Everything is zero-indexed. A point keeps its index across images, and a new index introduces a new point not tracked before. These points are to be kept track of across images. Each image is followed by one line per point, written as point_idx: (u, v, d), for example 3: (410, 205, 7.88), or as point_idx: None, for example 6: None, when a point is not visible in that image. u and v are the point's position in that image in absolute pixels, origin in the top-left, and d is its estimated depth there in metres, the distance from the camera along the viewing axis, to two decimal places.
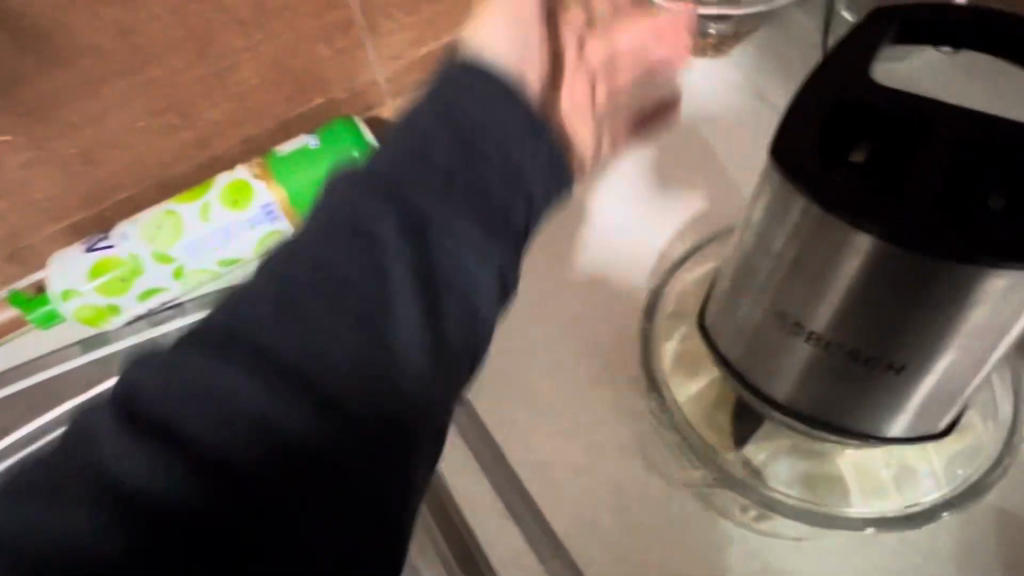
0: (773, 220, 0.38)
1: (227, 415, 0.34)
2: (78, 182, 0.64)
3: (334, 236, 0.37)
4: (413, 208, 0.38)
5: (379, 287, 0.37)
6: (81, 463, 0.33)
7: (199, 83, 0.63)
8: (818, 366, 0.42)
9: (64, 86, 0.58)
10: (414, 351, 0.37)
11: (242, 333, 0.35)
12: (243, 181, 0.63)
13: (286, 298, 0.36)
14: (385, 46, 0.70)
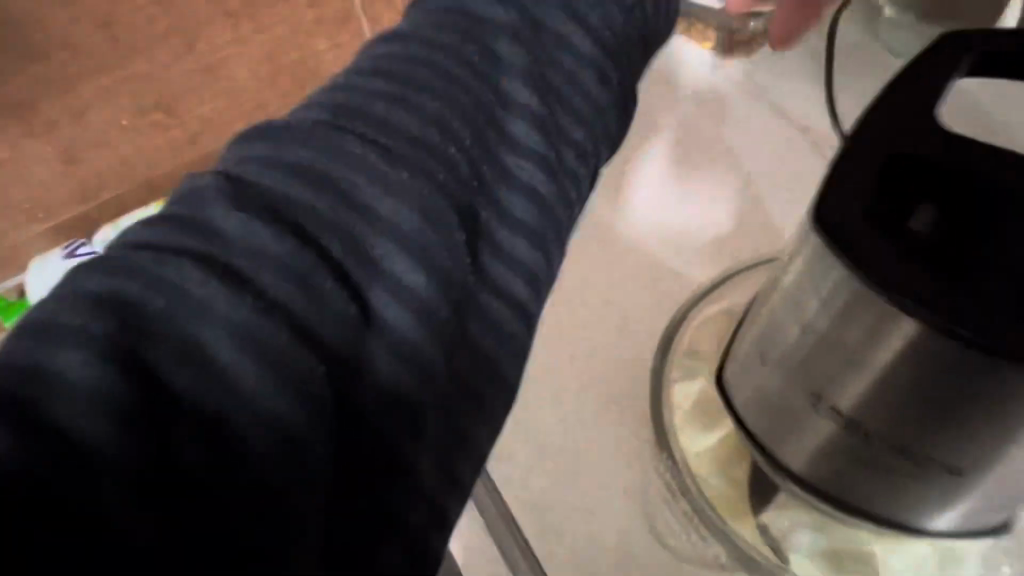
0: (807, 273, 0.29)
1: (227, 354, 0.19)
2: (60, 182, 0.61)
3: (302, 169, 0.22)
4: (466, 105, 0.25)
5: (445, 197, 0.23)
6: (38, 368, 0.18)
7: (186, 80, 0.59)
8: (837, 455, 0.33)
9: (39, 84, 0.53)
10: (483, 301, 0.23)
11: (216, 234, 0.21)
12: None
13: (269, 215, 0.21)
14: None
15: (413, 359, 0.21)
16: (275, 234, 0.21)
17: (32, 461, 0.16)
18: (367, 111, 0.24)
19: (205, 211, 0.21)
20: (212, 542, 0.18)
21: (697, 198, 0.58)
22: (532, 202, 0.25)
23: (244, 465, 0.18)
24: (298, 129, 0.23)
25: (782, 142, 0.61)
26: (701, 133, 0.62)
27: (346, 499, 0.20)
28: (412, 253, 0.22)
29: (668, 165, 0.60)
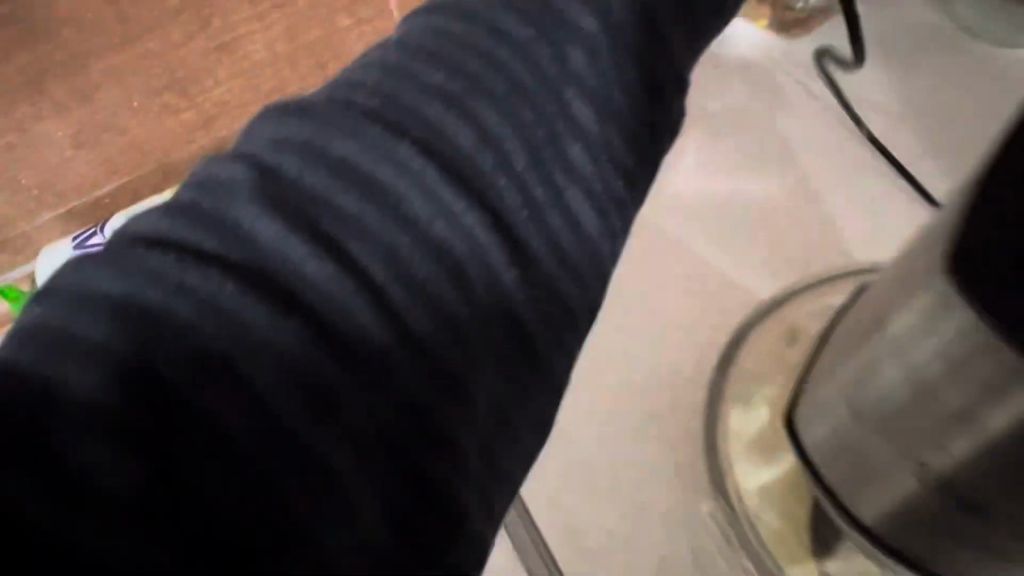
0: (908, 339, 0.29)
1: (278, 327, 0.24)
2: (65, 171, 0.56)
3: (343, 170, 0.27)
4: (522, 121, 0.30)
5: (481, 214, 0.28)
6: (81, 353, 0.23)
7: (202, 56, 0.56)
8: (919, 516, 0.33)
9: None
10: (510, 281, 0.29)
11: (250, 237, 0.25)
12: None
13: (301, 227, 0.26)
14: None
15: (435, 314, 0.27)
16: (319, 229, 0.26)
17: (84, 454, 0.21)
18: (417, 114, 0.29)
19: (232, 206, 0.26)
20: (209, 545, 0.21)
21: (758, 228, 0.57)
22: (585, 214, 0.31)
23: (298, 418, 0.23)
24: (346, 124, 0.28)
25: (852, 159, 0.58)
26: (754, 141, 0.60)
27: (368, 458, 0.24)
28: (432, 258, 0.27)
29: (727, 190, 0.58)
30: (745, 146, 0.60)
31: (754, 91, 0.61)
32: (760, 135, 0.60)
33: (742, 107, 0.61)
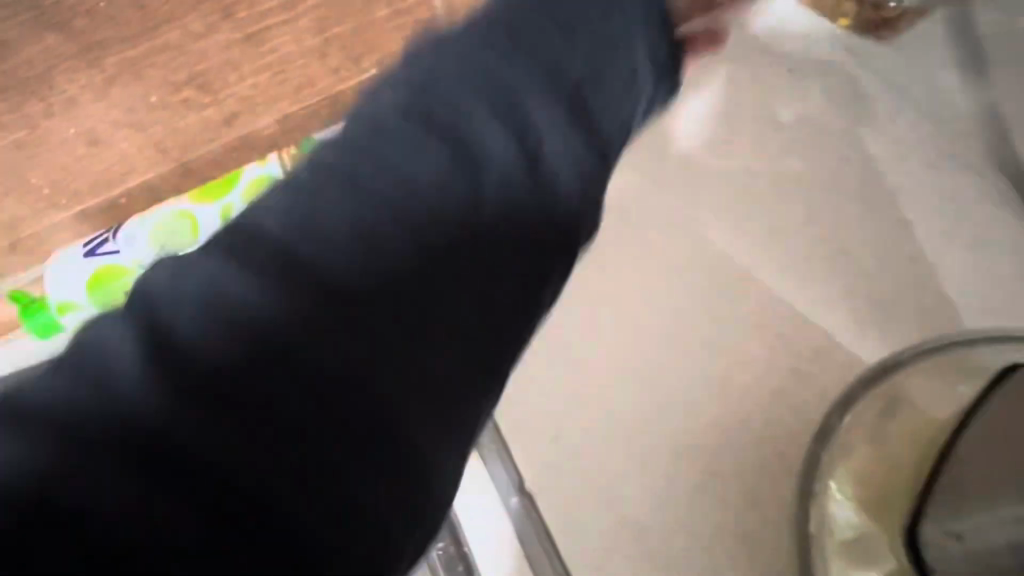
0: None
1: (254, 294, 0.22)
2: (77, 171, 0.52)
3: (268, 256, 0.23)
4: (463, 170, 0.25)
5: (409, 296, 0.23)
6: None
7: (224, 44, 0.51)
8: None
9: None
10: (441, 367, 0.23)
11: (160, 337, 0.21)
12: (272, 177, 0.52)
13: (216, 320, 0.22)
14: None
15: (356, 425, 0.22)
16: (241, 325, 0.22)
17: None
18: (356, 184, 0.24)
19: (156, 303, 0.22)
20: None
21: (852, 265, 0.51)
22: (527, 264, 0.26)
23: (237, 476, 0.20)
24: (280, 202, 0.24)
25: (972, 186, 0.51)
26: (835, 157, 0.54)
27: None
28: (350, 349, 0.22)
29: (814, 220, 0.53)
30: (824, 162, 0.54)
31: (836, 100, 0.55)
32: (843, 149, 0.54)
33: (817, 117, 0.55)
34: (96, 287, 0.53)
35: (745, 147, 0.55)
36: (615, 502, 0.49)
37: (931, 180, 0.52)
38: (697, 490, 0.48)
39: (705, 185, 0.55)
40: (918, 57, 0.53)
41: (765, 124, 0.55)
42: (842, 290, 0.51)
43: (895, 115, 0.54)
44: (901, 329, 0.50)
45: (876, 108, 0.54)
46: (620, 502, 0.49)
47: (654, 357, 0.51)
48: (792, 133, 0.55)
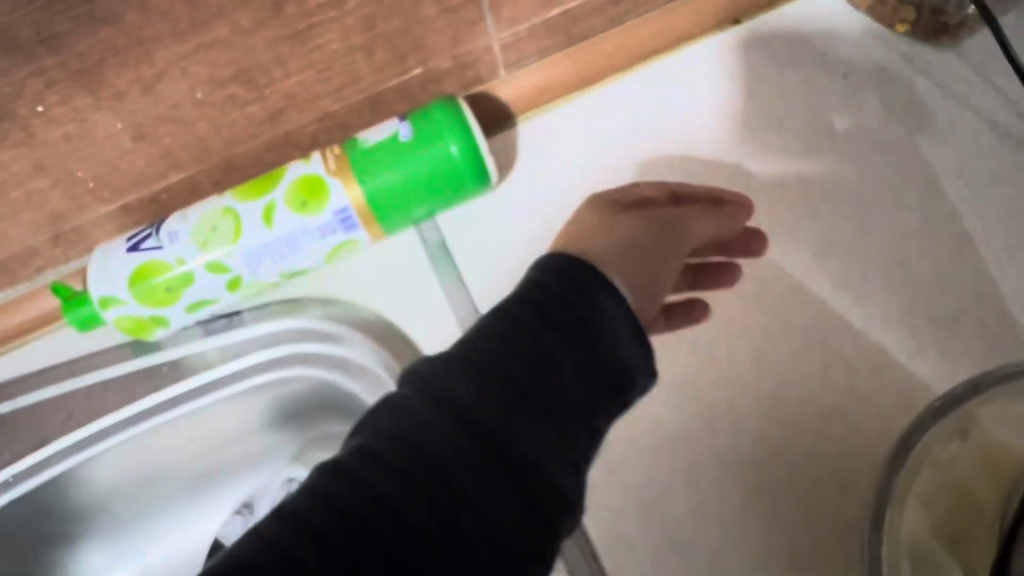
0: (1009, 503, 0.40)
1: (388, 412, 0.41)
2: (127, 164, 0.54)
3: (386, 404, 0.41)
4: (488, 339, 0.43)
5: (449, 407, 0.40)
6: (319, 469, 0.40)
7: (274, 42, 0.49)
8: None
9: (103, 49, 0.46)
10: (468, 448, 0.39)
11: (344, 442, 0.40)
12: (315, 177, 0.52)
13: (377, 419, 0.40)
14: (506, 8, 0.53)
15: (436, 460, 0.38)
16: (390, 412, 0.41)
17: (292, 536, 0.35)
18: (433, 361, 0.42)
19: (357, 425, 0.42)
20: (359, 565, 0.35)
21: (907, 279, 0.50)
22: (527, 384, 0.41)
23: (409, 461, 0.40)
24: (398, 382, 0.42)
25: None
26: (890, 166, 0.53)
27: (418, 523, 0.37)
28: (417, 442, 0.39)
29: (863, 231, 0.52)
30: (880, 172, 0.53)
31: (894, 110, 0.54)
32: (902, 158, 0.53)
33: (875, 129, 0.54)
34: (138, 282, 0.52)
35: (797, 152, 0.55)
36: (654, 515, 0.48)
37: (1001, 201, 0.50)
38: (742, 509, 0.47)
39: (753, 193, 0.55)
40: (969, 67, 0.54)
41: (819, 132, 0.55)
42: (904, 307, 0.49)
43: (945, 127, 0.53)
44: (986, 361, 0.47)
45: (925, 120, 0.54)
46: (656, 514, 0.48)
47: (695, 366, 0.51)
48: (836, 143, 0.54)
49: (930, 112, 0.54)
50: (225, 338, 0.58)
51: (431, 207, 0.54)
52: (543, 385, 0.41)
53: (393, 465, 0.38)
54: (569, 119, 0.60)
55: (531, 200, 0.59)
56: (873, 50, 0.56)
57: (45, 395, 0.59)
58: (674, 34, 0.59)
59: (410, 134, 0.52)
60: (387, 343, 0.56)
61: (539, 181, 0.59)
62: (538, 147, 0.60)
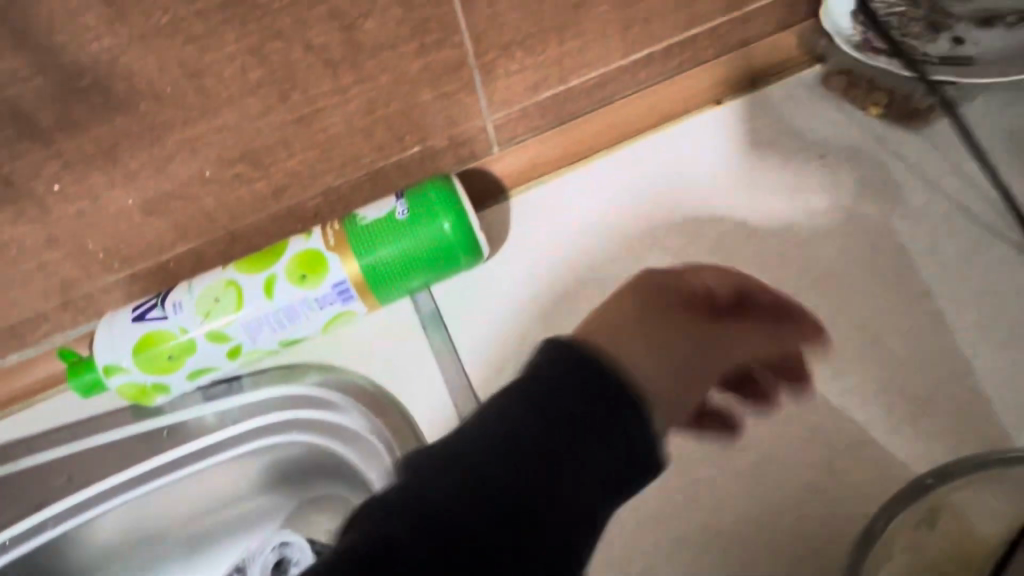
0: None
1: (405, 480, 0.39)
2: (135, 237, 0.57)
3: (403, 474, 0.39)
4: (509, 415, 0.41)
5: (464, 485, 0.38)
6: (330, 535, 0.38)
7: (281, 125, 0.54)
8: None
9: (120, 132, 0.50)
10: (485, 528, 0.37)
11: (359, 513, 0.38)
12: (316, 252, 0.54)
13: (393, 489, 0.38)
14: (499, 91, 0.59)
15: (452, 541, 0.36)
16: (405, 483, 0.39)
17: None
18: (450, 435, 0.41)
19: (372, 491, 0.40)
20: None
21: (882, 350, 0.51)
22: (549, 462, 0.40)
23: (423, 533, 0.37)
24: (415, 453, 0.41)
25: (992, 270, 0.52)
26: (863, 243, 0.56)
27: None
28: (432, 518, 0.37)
29: (838, 305, 0.54)
30: (855, 251, 0.55)
31: (866, 191, 0.58)
32: (874, 235, 0.56)
33: (849, 208, 0.57)
34: (141, 350, 0.54)
35: (778, 230, 0.58)
36: None
37: (970, 275, 0.52)
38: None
39: (735, 264, 0.58)
40: (930, 147, 0.59)
41: (795, 209, 0.58)
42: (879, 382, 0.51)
43: (913, 204, 0.56)
44: (962, 436, 0.48)
45: (893, 197, 0.57)
46: None
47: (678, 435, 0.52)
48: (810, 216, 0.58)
49: (895, 188, 0.57)
50: (224, 403, 0.60)
51: (424, 279, 0.57)
52: (563, 465, 0.40)
53: (407, 536, 0.36)
54: (559, 191, 0.65)
55: (527, 266, 0.62)
56: (837, 134, 0.61)
57: (44, 457, 0.60)
58: (655, 115, 0.65)
59: (406, 212, 0.55)
60: (378, 409, 0.57)
61: (526, 245, 0.62)
62: (528, 216, 0.64)
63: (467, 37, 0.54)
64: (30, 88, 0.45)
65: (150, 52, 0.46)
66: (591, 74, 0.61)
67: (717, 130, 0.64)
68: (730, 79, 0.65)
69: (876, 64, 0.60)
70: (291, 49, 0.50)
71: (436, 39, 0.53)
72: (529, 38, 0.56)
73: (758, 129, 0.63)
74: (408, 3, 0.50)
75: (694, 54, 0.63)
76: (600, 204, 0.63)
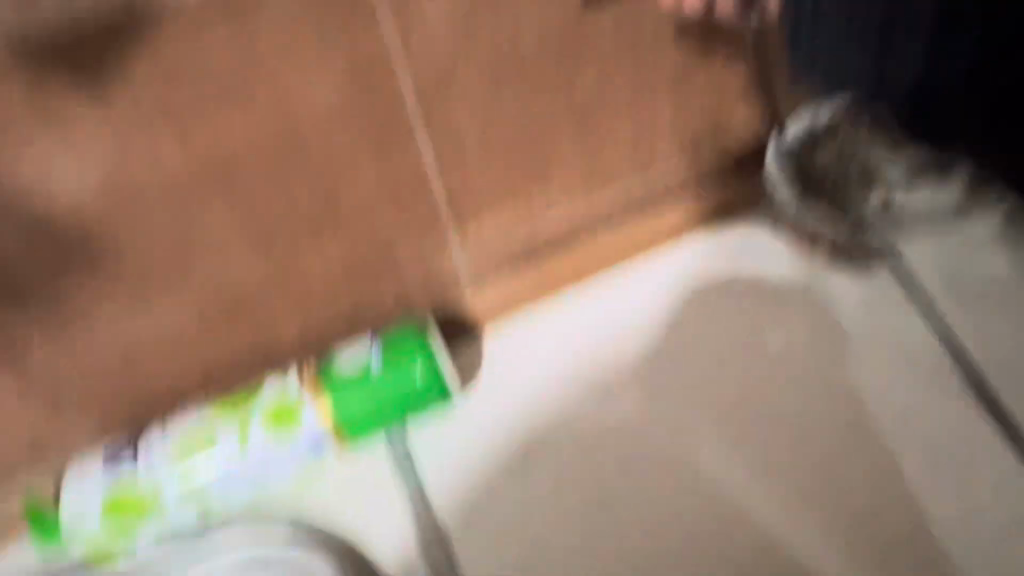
0: None
1: None
2: (110, 382, 0.58)
3: None
4: None
5: None
6: None
7: (263, 272, 0.58)
8: None
9: (109, 287, 0.54)
10: None
11: None
12: (289, 404, 0.57)
13: None
14: (471, 240, 0.63)
15: None
16: None
17: None
18: None
19: None
20: None
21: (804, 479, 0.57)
22: None
23: None
24: None
25: (912, 422, 0.58)
26: (798, 392, 0.61)
27: None
28: None
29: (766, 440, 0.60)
30: (796, 400, 0.61)
31: (814, 344, 0.63)
32: (821, 385, 0.61)
33: (801, 359, 0.62)
34: (111, 506, 0.56)
35: (739, 379, 0.62)
36: None
37: (906, 422, 0.58)
38: None
39: (691, 408, 0.62)
40: (867, 293, 0.63)
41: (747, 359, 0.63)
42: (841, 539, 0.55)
43: (844, 353, 0.62)
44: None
45: (826, 346, 0.62)
46: None
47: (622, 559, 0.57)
48: (750, 361, 0.63)
49: (829, 337, 0.63)
50: (185, 559, 0.57)
51: (392, 424, 0.60)
52: None
53: None
54: (529, 329, 0.67)
55: (496, 410, 0.64)
56: (789, 281, 0.65)
57: None
58: (619, 255, 0.68)
59: (377, 365, 0.58)
60: (350, 561, 0.58)
61: (496, 387, 0.65)
62: (499, 356, 0.66)
63: (441, 196, 0.59)
64: (28, 251, 0.50)
65: (140, 217, 0.51)
66: (561, 210, 0.64)
67: (673, 271, 0.67)
68: (691, 220, 0.68)
69: (812, 206, 0.65)
70: (271, 209, 0.55)
71: (411, 199, 0.58)
72: (500, 195, 0.61)
73: (714, 273, 0.67)
74: (385, 164, 0.56)
75: (655, 200, 0.66)
76: (567, 347, 0.66)
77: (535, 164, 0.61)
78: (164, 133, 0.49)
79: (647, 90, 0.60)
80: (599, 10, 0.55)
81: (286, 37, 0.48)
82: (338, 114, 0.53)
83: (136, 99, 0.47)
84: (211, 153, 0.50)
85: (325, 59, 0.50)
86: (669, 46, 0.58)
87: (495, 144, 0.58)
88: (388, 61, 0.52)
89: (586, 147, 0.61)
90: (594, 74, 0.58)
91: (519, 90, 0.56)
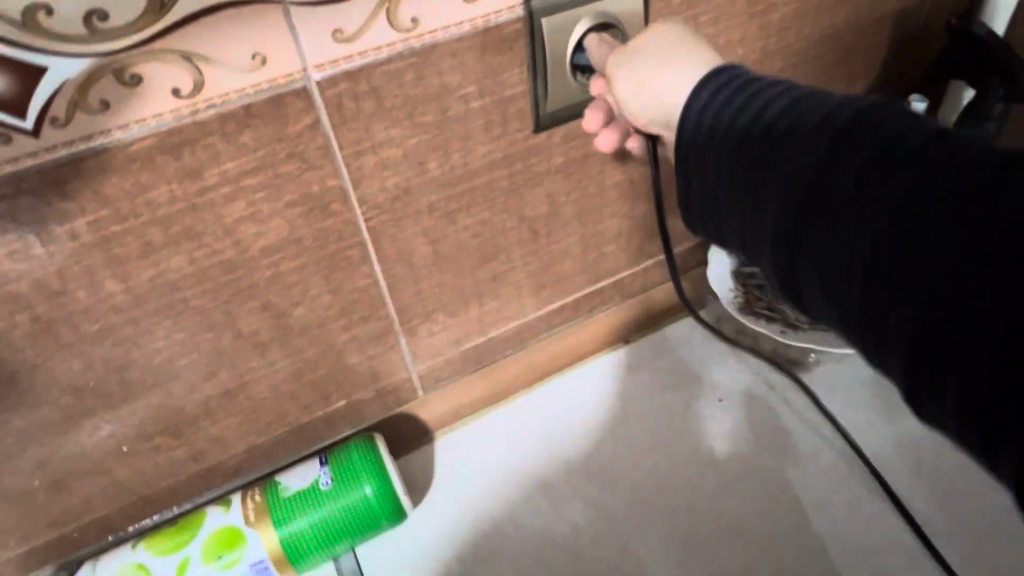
0: None
1: None
2: (38, 517, 0.55)
3: None
4: None
5: None
6: None
7: (206, 395, 0.55)
8: None
9: (37, 424, 0.50)
10: None
11: None
12: (235, 529, 0.54)
13: None
14: (423, 347, 0.63)
15: None
16: None
17: None
18: None
19: None
20: None
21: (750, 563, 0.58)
22: None
23: None
24: None
25: (857, 514, 0.60)
26: (752, 492, 0.62)
27: None
28: None
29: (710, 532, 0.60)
30: (751, 497, 0.62)
31: (759, 444, 0.65)
32: (769, 485, 0.62)
33: (748, 457, 0.64)
34: None
35: (684, 480, 0.63)
36: None
37: (850, 517, 0.60)
38: None
39: (651, 512, 0.62)
40: (800, 394, 0.68)
41: (701, 460, 0.64)
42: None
43: (786, 449, 0.64)
44: None
45: (769, 443, 0.65)
46: None
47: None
48: (699, 460, 0.64)
49: (770, 434, 0.65)
50: None
51: (342, 546, 0.57)
52: None
53: None
54: (478, 433, 0.69)
55: (447, 527, 0.62)
56: (729, 381, 0.69)
57: None
58: (568, 356, 0.72)
59: (328, 482, 0.56)
60: None
61: (449, 496, 0.64)
62: (449, 461, 0.67)
63: (394, 309, 0.59)
64: None
65: (68, 355, 0.48)
66: (507, 325, 0.66)
67: (615, 372, 0.71)
68: (631, 321, 0.73)
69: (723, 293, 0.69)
70: (218, 336, 0.52)
71: (364, 314, 0.57)
72: (453, 304, 0.62)
73: (654, 372, 0.71)
74: (337, 289, 0.54)
75: (602, 301, 0.70)
76: (517, 450, 0.67)
77: (487, 274, 0.62)
78: (101, 272, 0.45)
79: (594, 209, 0.62)
80: (549, 139, 0.55)
81: (230, 174, 0.45)
82: (288, 244, 0.50)
83: (73, 243, 0.43)
84: (152, 284, 0.47)
85: (276, 195, 0.47)
86: (615, 167, 0.60)
87: (449, 258, 0.58)
88: (344, 192, 0.49)
89: (537, 256, 0.63)
90: (546, 193, 0.59)
91: (473, 214, 0.57)
